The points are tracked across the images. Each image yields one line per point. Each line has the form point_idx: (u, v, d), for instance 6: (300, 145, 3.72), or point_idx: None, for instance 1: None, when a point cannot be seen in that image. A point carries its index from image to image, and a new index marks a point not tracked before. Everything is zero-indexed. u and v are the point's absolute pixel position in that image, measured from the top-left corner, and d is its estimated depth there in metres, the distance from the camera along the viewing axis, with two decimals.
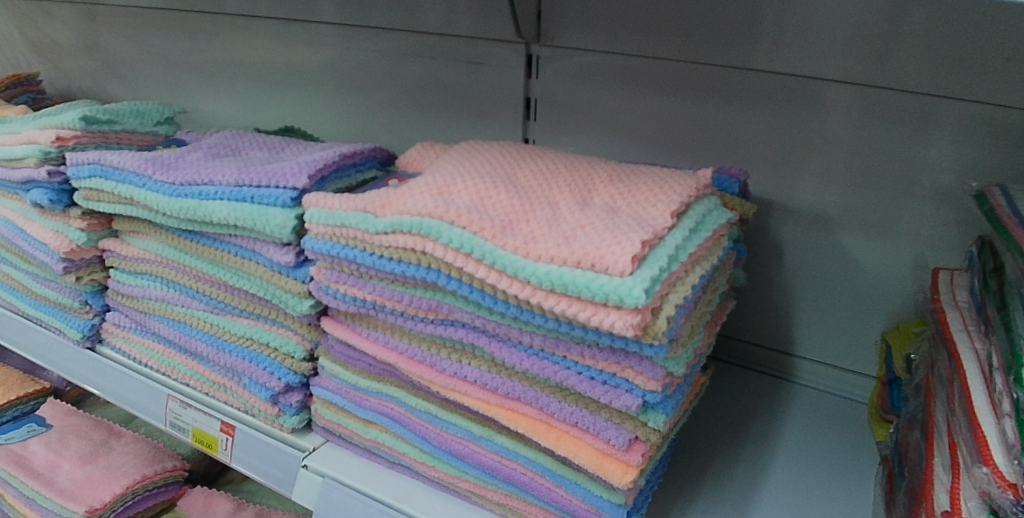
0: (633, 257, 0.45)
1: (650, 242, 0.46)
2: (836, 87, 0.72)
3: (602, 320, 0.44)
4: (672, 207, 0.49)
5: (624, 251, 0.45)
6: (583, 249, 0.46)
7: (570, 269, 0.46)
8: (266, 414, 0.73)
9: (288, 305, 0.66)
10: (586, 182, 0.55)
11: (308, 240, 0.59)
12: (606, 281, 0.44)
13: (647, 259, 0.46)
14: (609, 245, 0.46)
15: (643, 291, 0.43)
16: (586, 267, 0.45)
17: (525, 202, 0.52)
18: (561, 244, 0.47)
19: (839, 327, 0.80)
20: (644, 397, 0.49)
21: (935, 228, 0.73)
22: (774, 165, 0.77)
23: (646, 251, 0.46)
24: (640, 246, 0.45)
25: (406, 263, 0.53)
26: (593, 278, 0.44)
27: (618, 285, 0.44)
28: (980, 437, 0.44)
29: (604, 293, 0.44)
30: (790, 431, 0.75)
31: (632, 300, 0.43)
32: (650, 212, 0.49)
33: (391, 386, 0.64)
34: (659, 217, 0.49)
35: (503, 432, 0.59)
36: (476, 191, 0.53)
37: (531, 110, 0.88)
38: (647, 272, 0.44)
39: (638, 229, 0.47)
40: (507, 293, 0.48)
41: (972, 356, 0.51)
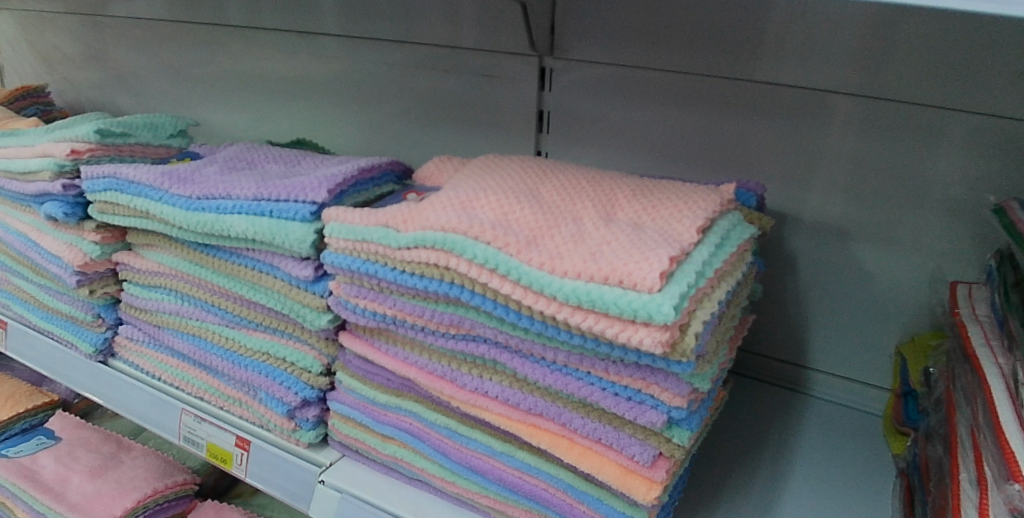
0: (661, 273, 0.45)
1: (677, 258, 0.46)
2: (850, 99, 0.72)
3: (630, 337, 0.44)
4: (697, 223, 0.49)
5: (652, 267, 0.45)
6: (610, 265, 0.46)
7: (597, 285, 0.46)
8: (282, 429, 0.73)
9: (307, 319, 0.66)
10: (609, 198, 0.55)
11: (327, 254, 0.59)
12: (634, 298, 0.44)
13: (673, 276, 0.46)
14: (637, 262, 0.46)
15: (671, 308, 0.43)
16: (614, 283, 0.45)
17: (548, 217, 0.52)
18: (589, 261, 0.47)
19: (853, 340, 0.80)
20: (669, 414, 0.49)
21: (951, 240, 0.73)
22: (788, 177, 0.77)
23: (674, 267, 0.46)
24: (668, 262, 0.45)
25: (428, 278, 0.53)
26: (621, 295, 0.44)
27: (647, 302, 0.44)
28: (1008, 453, 0.42)
29: (632, 310, 0.44)
30: (806, 445, 0.75)
31: (662, 317, 0.43)
32: (677, 228, 0.49)
33: (410, 401, 0.64)
34: (685, 232, 0.49)
35: (524, 447, 0.59)
36: (499, 206, 0.53)
37: (543, 123, 0.88)
38: (675, 289, 0.44)
39: (666, 245, 0.47)
40: (533, 309, 0.48)
41: (996, 372, 0.50)
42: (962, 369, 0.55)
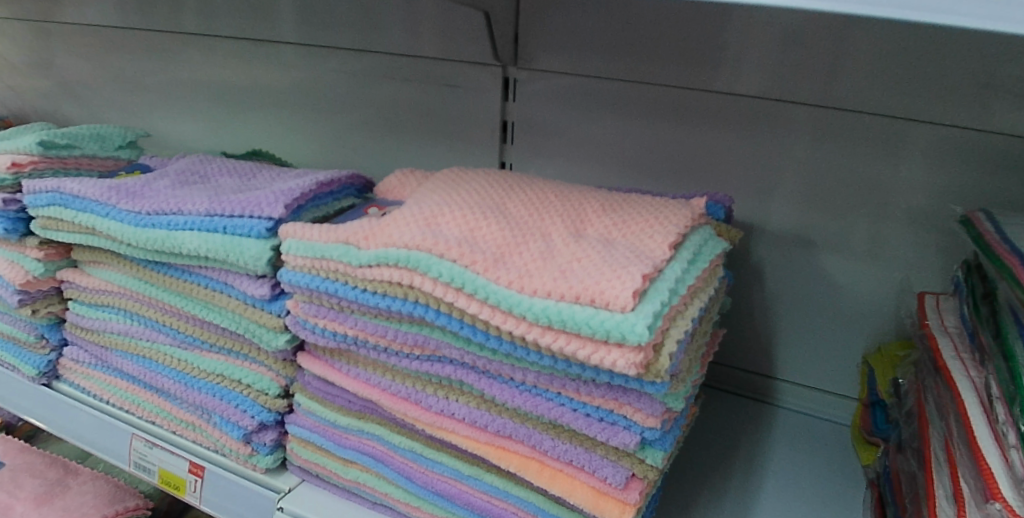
0: (634, 292, 0.43)
1: (650, 275, 0.45)
2: (816, 110, 0.72)
3: (603, 359, 0.42)
4: (669, 238, 0.48)
5: (624, 285, 0.43)
6: (581, 283, 0.44)
7: (568, 304, 0.44)
8: (237, 454, 0.70)
9: (263, 340, 0.63)
10: (579, 213, 0.54)
11: (285, 272, 0.57)
12: (607, 318, 0.42)
13: (643, 294, 0.44)
14: (609, 280, 0.44)
15: (646, 328, 0.41)
16: (585, 302, 0.44)
17: (516, 233, 0.50)
18: (560, 278, 0.45)
19: (820, 350, 0.80)
20: (642, 434, 0.48)
21: (915, 250, 0.73)
22: (755, 188, 0.77)
23: (647, 285, 0.45)
24: (641, 280, 0.44)
25: (391, 297, 0.51)
26: (593, 315, 0.43)
27: (620, 322, 0.42)
28: (985, 469, 0.41)
29: (605, 331, 0.42)
30: (776, 456, 0.74)
31: (635, 337, 0.41)
32: (648, 244, 0.48)
33: (373, 424, 0.62)
34: (657, 249, 0.47)
35: (492, 470, 0.57)
36: (465, 221, 0.51)
37: (507, 134, 0.87)
38: (649, 308, 0.43)
39: (638, 263, 0.46)
40: (502, 329, 0.46)
41: (969, 385, 0.48)
42: (932, 381, 0.55)
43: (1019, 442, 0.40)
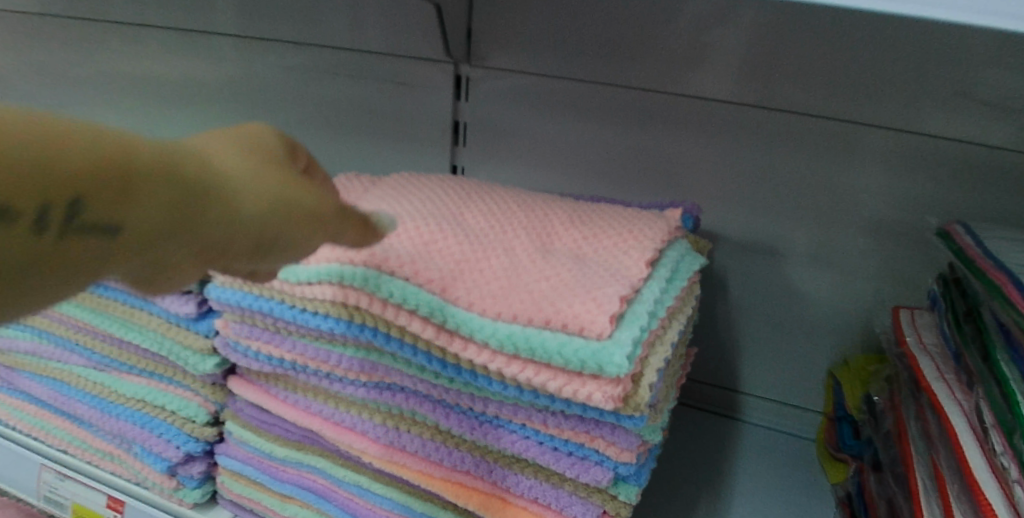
0: (611, 316, 0.39)
1: (627, 297, 0.41)
2: (785, 117, 0.69)
3: (577, 391, 0.38)
4: (647, 255, 0.44)
5: (601, 309, 0.39)
6: (553, 307, 0.40)
7: (537, 329, 0.39)
8: (162, 487, 0.62)
9: (189, 364, 0.56)
10: (545, 224, 0.49)
11: (212, 289, 0.52)
12: (581, 346, 0.38)
13: (621, 318, 0.40)
14: (584, 303, 0.40)
15: (625, 358, 0.37)
16: (557, 327, 0.39)
17: (476, 248, 0.45)
18: (529, 300, 0.41)
19: (786, 364, 0.77)
20: (616, 470, 0.43)
21: (883, 261, 0.70)
22: (721, 196, 0.74)
23: (625, 307, 0.40)
24: (618, 304, 0.40)
25: (334, 319, 0.46)
26: (565, 342, 0.38)
27: (597, 350, 0.38)
28: (984, 504, 0.38)
29: (580, 361, 0.38)
30: (742, 475, 0.71)
31: (614, 368, 0.37)
32: (624, 261, 0.44)
33: (313, 456, 0.56)
34: (633, 266, 0.43)
35: (448, 506, 0.51)
36: (419, 232, 0.46)
37: (459, 135, 0.82)
38: (628, 335, 0.39)
39: (614, 283, 0.41)
40: (463, 356, 0.41)
41: (958, 409, 0.45)
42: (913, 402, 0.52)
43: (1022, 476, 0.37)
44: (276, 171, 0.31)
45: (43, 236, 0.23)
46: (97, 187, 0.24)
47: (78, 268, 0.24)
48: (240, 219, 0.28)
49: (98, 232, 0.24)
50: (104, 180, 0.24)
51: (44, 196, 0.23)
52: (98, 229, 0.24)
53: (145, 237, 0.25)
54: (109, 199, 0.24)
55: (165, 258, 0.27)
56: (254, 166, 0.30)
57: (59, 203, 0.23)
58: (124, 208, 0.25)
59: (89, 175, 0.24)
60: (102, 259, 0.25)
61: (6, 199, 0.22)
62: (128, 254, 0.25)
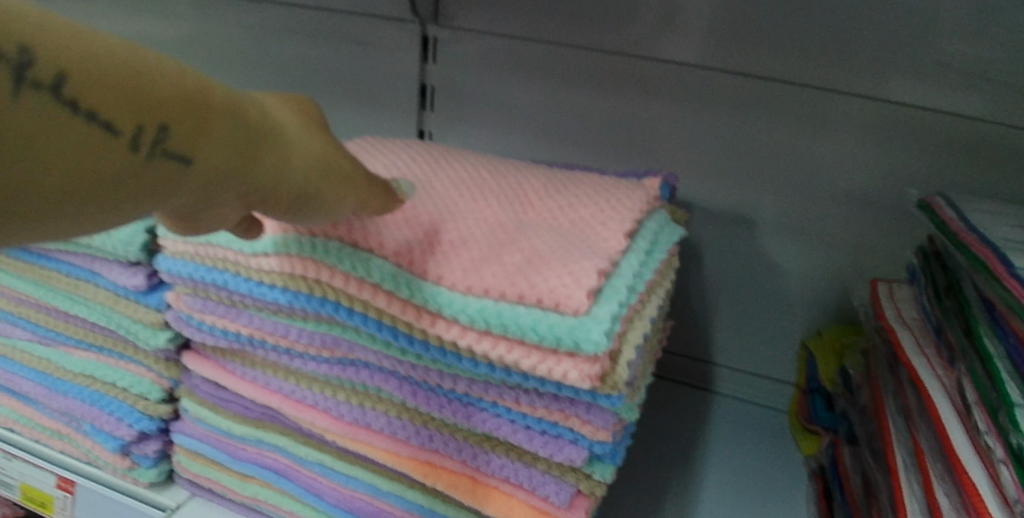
0: (588, 291, 0.37)
1: (606, 271, 0.39)
2: (763, 84, 0.67)
3: (552, 370, 0.36)
4: (625, 226, 0.42)
5: (578, 283, 0.37)
6: (528, 281, 0.38)
7: (510, 305, 0.37)
8: (113, 467, 0.59)
9: (140, 338, 0.53)
10: (518, 194, 0.46)
11: (162, 260, 0.49)
12: (556, 322, 0.36)
13: (599, 292, 0.38)
14: (560, 276, 0.38)
15: (604, 335, 0.35)
16: (532, 303, 0.37)
17: (446, 217, 0.43)
18: (504, 274, 0.39)
19: (760, 335, 0.76)
20: (591, 449, 0.42)
21: (859, 232, 0.69)
22: (697, 165, 0.72)
23: (602, 282, 0.38)
24: (596, 278, 0.37)
25: (293, 292, 0.43)
26: (540, 318, 0.37)
27: (574, 327, 0.36)
28: (968, 485, 0.40)
29: (555, 338, 0.36)
30: (716, 445, 0.70)
31: (591, 346, 0.35)
32: (601, 232, 0.42)
33: (273, 434, 0.53)
34: (611, 238, 0.41)
35: (416, 485, 0.49)
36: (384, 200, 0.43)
37: (427, 99, 0.78)
38: (606, 311, 0.37)
39: (592, 256, 0.39)
40: (432, 333, 0.39)
41: (940, 388, 0.48)
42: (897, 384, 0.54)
43: (1008, 458, 0.38)
44: (315, 133, 0.34)
45: (136, 156, 0.25)
46: (180, 118, 0.26)
47: (153, 192, 0.27)
48: (285, 167, 0.32)
49: (177, 160, 0.27)
50: (186, 114, 0.27)
51: (136, 117, 0.25)
52: (178, 158, 0.27)
53: (210, 170, 0.28)
54: (189, 130, 0.27)
55: (215, 196, 0.29)
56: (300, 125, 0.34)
57: (151, 129, 0.25)
58: (201, 142, 0.27)
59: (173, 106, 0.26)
60: (172, 187, 0.27)
61: (109, 118, 0.24)
62: (194, 185, 0.28)
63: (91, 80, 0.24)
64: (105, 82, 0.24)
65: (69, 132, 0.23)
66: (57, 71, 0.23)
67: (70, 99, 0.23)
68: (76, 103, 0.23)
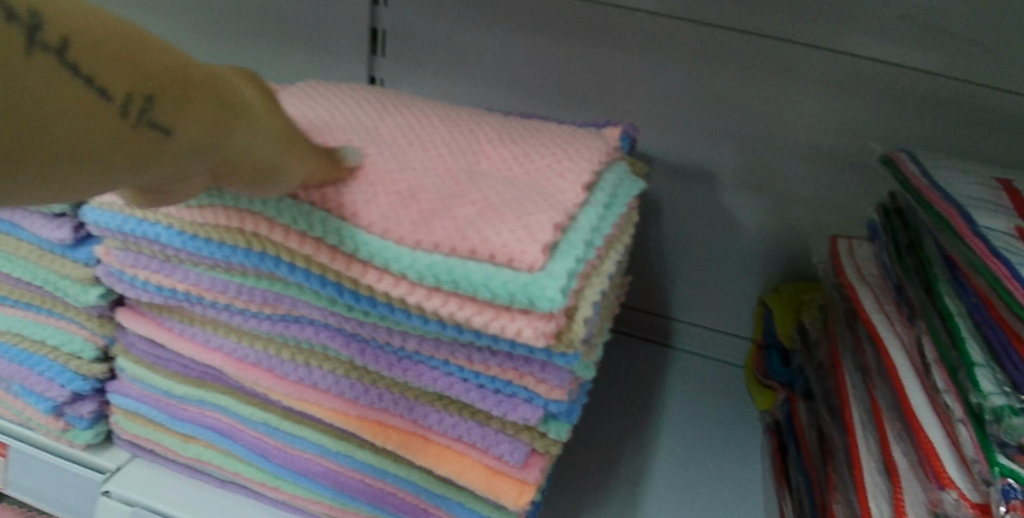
0: (544, 246, 0.35)
1: (562, 225, 0.37)
2: (726, 35, 0.65)
3: (505, 327, 0.35)
4: (583, 179, 0.40)
5: (533, 238, 0.35)
6: (480, 235, 0.36)
7: (460, 260, 0.36)
8: (47, 429, 0.56)
9: (69, 295, 0.50)
10: (472, 143, 0.44)
11: (88, 211, 0.45)
12: (509, 278, 0.34)
13: (556, 247, 0.36)
14: (514, 232, 0.36)
15: (559, 292, 0.34)
16: (483, 258, 0.35)
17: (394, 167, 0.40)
18: (454, 227, 0.36)
19: (718, 291, 0.76)
20: (546, 407, 0.40)
21: (818, 187, 0.69)
22: (657, 117, 0.70)
23: (558, 237, 0.36)
24: (552, 232, 0.36)
25: (231, 247, 0.41)
26: (492, 275, 0.35)
27: (529, 283, 0.34)
28: (926, 443, 0.41)
29: (507, 294, 0.34)
30: (672, 400, 0.70)
31: (546, 303, 0.34)
32: (559, 185, 0.40)
33: (215, 394, 0.51)
34: (569, 192, 0.39)
35: (365, 445, 0.48)
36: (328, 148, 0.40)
37: (378, 45, 0.74)
38: (563, 267, 0.35)
39: (548, 209, 0.37)
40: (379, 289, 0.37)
41: (898, 343, 0.49)
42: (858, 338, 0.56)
43: (967, 418, 0.40)
44: (278, 109, 0.35)
45: (124, 124, 0.26)
46: (162, 87, 0.27)
47: (138, 162, 0.27)
48: (255, 141, 0.32)
49: (159, 129, 0.27)
50: (167, 84, 0.27)
51: (127, 87, 0.26)
52: (161, 127, 0.27)
53: (189, 141, 0.29)
54: (171, 100, 0.27)
55: (189, 176, 0.30)
56: (275, 108, 0.35)
57: (137, 96, 0.26)
58: (183, 113, 0.28)
59: (160, 80, 0.27)
60: (154, 158, 0.27)
61: (105, 85, 0.25)
62: (175, 161, 0.28)
63: (88, 47, 0.25)
64: (105, 52, 0.25)
65: (69, 96, 0.24)
66: (62, 34, 0.24)
67: (71, 61, 0.24)
68: (77, 66, 0.24)
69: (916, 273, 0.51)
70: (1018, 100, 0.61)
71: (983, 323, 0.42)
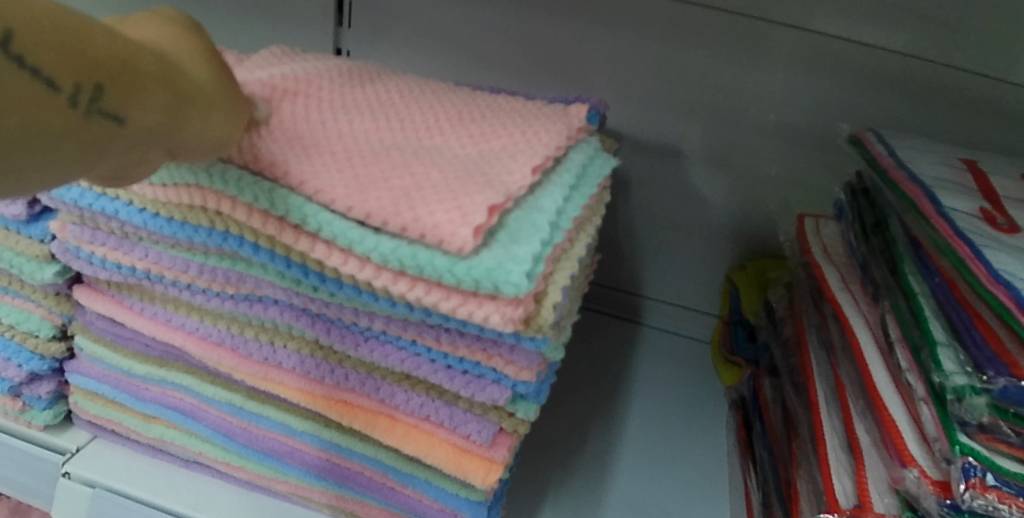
0: (476, 229, 0.34)
1: (500, 207, 0.36)
2: (697, 11, 0.64)
3: (472, 313, 0.34)
4: (539, 160, 0.40)
5: (465, 219, 0.34)
6: (412, 209, 0.35)
7: (421, 244, 0.34)
8: (2, 410, 0.54)
9: (24, 272, 0.48)
10: (429, 120, 0.44)
11: None
12: (473, 264, 0.34)
13: (523, 233, 0.36)
14: (448, 212, 0.35)
15: (524, 277, 0.33)
16: (447, 241, 0.34)
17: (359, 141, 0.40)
18: (394, 200, 0.35)
19: (686, 268, 0.76)
20: (514, 388, 0.40)
21: (785, 166, 0.69)
22: (628, 93, 0.69)
23: (496, 220, 0.36)
24: (486, 215, 0.35)
25: (193, 225, 0.40)
26: (456, 260, 0.34)
27: (494, 268, 0.33)
28: (887, 420, 0.42)
29: (473, 281, 0.34)
30: (640, 377, 0.70)
31: (512, 289, 0.33)
32: (508, 166, 0.39)
33: (178, 374, 0.50)
34: (518, 171, 0.39)
35: (332, 425, 0.47)
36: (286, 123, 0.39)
37: (344, 15, 0.72)
38: (530, 251, 0.35)
39: (488, 190, 0.36)
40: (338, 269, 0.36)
41: (862, 322, 0.50)
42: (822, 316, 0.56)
43: (928, 396, 0.40)
44: (230, 84, 0.34)
45: (74, 114, 0.25)
46: (112, 75, 0.26)
47: (88, 150, 0.26)
48: (203, 122, 0.32)
49: (109, 117, 0.26)
50: (118, 70, 0.26)
51: (76, 76, 0.25)
52: (110, 115, 0.26)
53: (141, 128, 0.28)
54: (121, 87, 0.27)
55: (140, 160, 0.29)
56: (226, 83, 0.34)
57: (87, 84, 0.25)
58: (135, 101, 0.27)
59: (111, 67, 0.26)
60: (104, 146, 0.27)
61: (53, 76, 0.24)
62: (126, 146, 0.28)
63: (34, 37, 0.24)
64: (52, 40, 0.24)
65: (16, 90, 0.23)
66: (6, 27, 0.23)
67: (16, 54, 0.23)
68: (21, 58, 0.23)
69: (881, 251, 0.52)
70: (980, 82, 0.62)
71: (946, 303, 0.43)
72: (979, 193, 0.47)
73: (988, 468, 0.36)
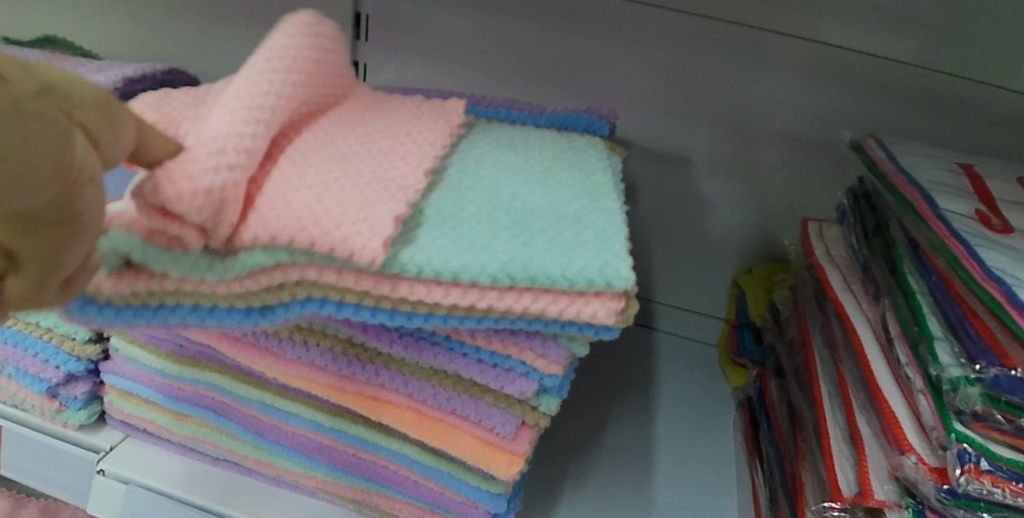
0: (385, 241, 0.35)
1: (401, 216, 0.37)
2: (711, 25, 0.67)
3: (581, 310, 0.38)
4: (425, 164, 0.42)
5: (374, 233, 0.35)
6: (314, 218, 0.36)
7: (529, 255, 0.37)
8: (40, 410, 0.57)
9: None
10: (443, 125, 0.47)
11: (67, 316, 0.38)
12: (583, 266, 0.37)
13: (608, 233, 0.40)
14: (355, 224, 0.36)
15: (631, 271, 0.38)
16: (553, 252, 0.38)
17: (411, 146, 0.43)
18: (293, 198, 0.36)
19: (694, 272, 0.78)
20: (541, 381, 0.43)
21: (788, 174, 0.72)
22: (642, 103, 0.71)
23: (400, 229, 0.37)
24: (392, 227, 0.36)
25: (273, 306, 0.39)
26: (567, 265, 0.37)
27: (602, 266, 0.37)
28: (887, 413, 0.44)
29: (586, 280, 0.37)
30: (654, 378, 0.72)
31: (623, 282, 0.37)
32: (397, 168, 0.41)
33: (210, 373, 0.52)
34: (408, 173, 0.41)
35: (359, 421, 0.49)
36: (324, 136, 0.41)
37: (361, 29, 0.74)
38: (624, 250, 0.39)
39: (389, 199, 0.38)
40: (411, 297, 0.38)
41: (864, 320, 0.52)
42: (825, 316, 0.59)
43: (927, 388, 0.42)
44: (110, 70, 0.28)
45: None
46: None
47: None
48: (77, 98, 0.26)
49: None
50: None
51: None
52: None
53: None
54: None
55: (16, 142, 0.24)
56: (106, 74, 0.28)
57: None
58: None
59: None
60: None
61: None
62: None
63: None
64: None
65: None
66: None
67: None
68: None
69: (881, 254, 0.54)
70: (983, 92, 0.65)
71: (942, 299, 0.45)
72: (974, 195, 0.50)
73: (981, 454, 0.38)
